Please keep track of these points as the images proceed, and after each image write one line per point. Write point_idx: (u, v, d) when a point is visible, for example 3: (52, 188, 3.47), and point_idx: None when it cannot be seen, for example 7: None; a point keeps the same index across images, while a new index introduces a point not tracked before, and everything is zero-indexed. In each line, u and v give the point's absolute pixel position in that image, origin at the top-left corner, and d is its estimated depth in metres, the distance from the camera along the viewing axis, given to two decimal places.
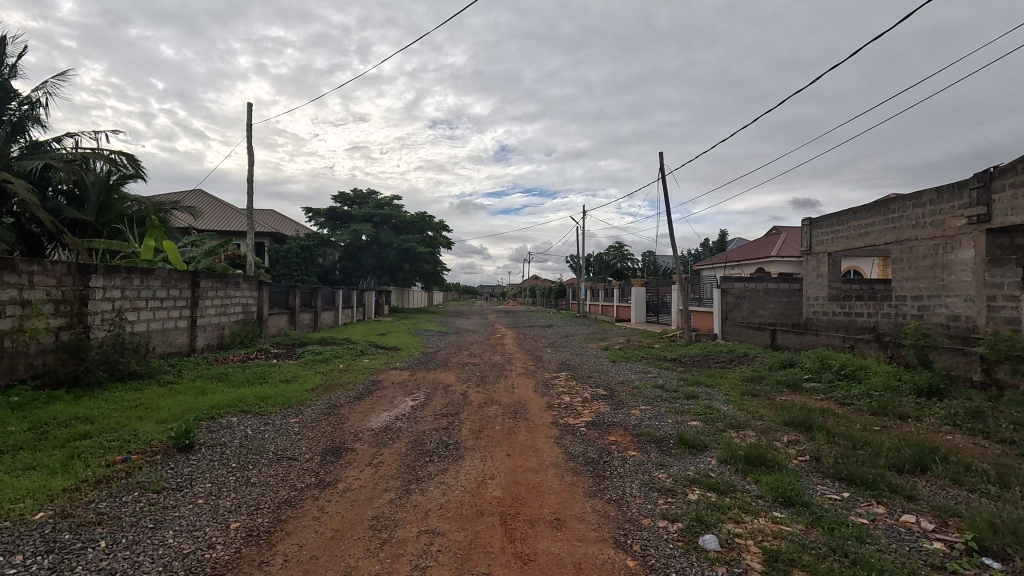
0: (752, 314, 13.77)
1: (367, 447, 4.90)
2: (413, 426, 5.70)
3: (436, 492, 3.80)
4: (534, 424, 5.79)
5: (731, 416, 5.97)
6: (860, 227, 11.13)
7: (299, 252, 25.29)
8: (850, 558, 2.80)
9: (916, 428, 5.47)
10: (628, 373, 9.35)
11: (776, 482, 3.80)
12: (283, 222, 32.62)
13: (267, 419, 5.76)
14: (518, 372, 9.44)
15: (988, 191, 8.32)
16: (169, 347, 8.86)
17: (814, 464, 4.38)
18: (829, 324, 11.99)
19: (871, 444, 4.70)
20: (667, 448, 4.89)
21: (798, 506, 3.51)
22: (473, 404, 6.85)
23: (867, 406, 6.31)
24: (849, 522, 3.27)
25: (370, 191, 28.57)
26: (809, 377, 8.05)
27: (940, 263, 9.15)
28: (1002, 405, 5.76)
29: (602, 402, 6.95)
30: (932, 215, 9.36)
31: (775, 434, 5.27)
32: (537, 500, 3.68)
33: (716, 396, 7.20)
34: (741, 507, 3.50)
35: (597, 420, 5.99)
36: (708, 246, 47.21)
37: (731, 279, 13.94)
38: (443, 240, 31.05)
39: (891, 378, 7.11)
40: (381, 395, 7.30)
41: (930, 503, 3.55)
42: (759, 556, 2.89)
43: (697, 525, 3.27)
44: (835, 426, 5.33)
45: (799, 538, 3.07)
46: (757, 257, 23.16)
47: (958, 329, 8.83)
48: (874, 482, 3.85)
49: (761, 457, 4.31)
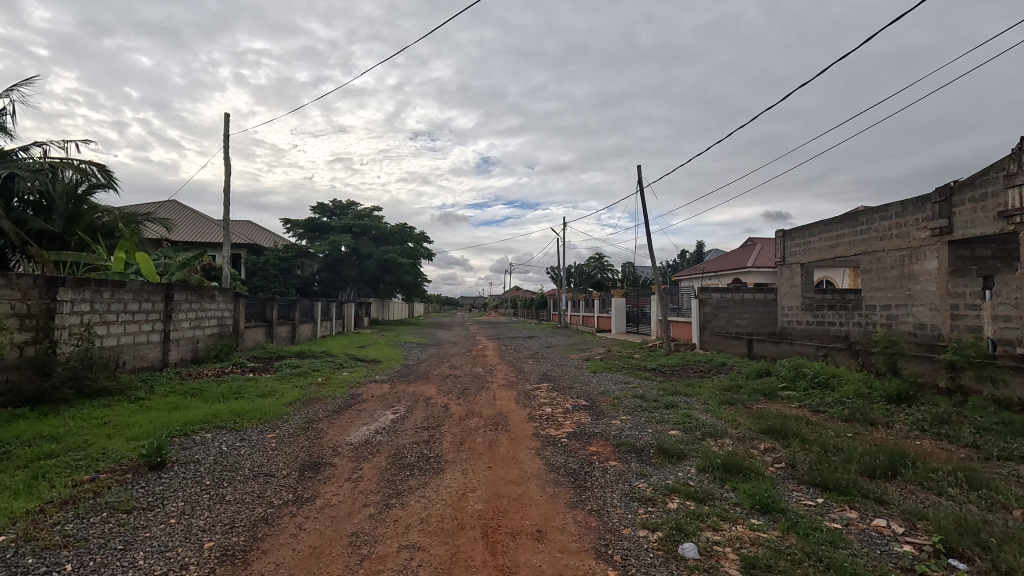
0: (729, 324, 14.05)
1: (346, 462, 4.84)
2: (393, 439, 5.65)
3: (417, 506, 3.77)
4: (515, 435, 5.80)
5: (709, 425, 6.06)
6: (830, 238, 11.47)
7: (276, 265, 24.91)
8: (825, 563, 2.86)
9: (887, 434, 5.63)
10: (608, 384, 9.41)
11: (753, 489, 3.88)
12: (259, 233, 32.15)
13: (242, 435, 5.64)
14: (499, 384, 9.39)
15: (949, 205, 8.67)
16: (141, 362, 8.62)
17: (790, 471, 4.48)
18: (803, 333, 12.30)
19: (842, 450, 4.83)
20: (647, 458, 4.94)
21: (774, 512, 3.58)
22: (455, 416, 6.82)
23: (839, 413, 6.47)
24: (824, 527, 3.34)
25: (351, 202, 28.40)
26: (784, 386, 8.23)
27: (907, 274, 9.48)
28: (966, 411, 6.00)
29: (583, 413, 6.97)
30: (897, 227, 9.71)
31: (752, 442, 5.37)
32: (518, 512, 3.68)
33: (694, 405, 7.32)
34: (719, 515, 3.55)
35: (578, 431, 6.03)
36: (686, 257, 48.13)
37: (709, 289, 14.21)
38: (425, 250, 30.96)
39: (863, 386, 7.29)
40: (360, 409, 7.19)
41: (899, 507, 3.65)
42: (737, 563, 2.94)
43: (677, 534, 3.30)
44: (808, 433, 5.47)
45: (776, 544, 3.13)
46: (734, 268, 23.72)
47: (924, 337, 9.13)
48: (847, 488, 3.95)
49: (739, 466, 4.38)
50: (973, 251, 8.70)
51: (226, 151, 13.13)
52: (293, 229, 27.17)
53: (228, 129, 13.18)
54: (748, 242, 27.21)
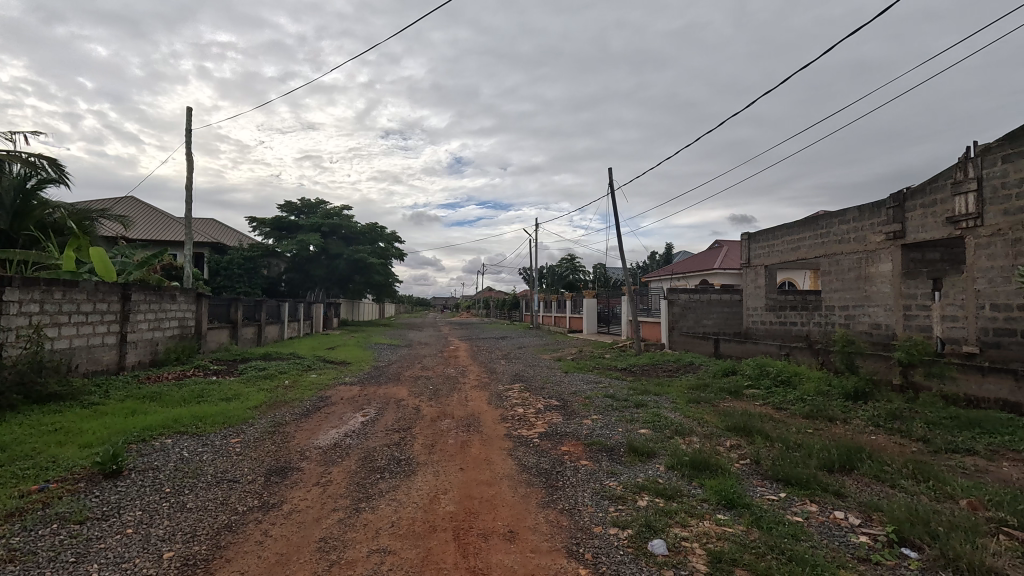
0: (697, 324, 14.37)
1: (314, 466, 4.73)
2: (363, 442, 5.56)
3: (387, 509, 3.72)
4: (487, 436, 5.80)
5: (678, 423, 6.18)
6: (793, 241, 11.87)
7: (241, 264, 24.11)
8: (787, 556, 2.96)
9: (845, 430, 5.86)
10: (580, 384, 9.48)
11: (719, 485, 3.97)
12: (223, 231, 31.15)
13: (205, 440, 5.45)
14: (471, 385, 9.35)
15: (902, 210, 9.10)
16: (96, 365, 8.24)
17: (754, 467, 4.61)
18: (767, 333, 12.68)
19: (803, 446, 5.01)
20: (618, 456, 5.01)
21: (739, 507, 3.68)
22: (427, 418, 6.75)
23: (801, 410, 6.70)
24: (786, 521, 3.46)
25: (320, 201, 27.82)
26: (749, 384, 8.47)
27: (863, 276, 9.89)
28: (918, 407, 6.30)
29: (555, 413, 7.01)
30: (855, 231, 10.12)
31: (719, 440, 5.51)
32: (490, 513, 3.68)
33: (664, 404, 7.46)
34: (687, 511, 3.63)
35: (550, 431, 6.06)
36: (656, 259, 49.00)
37: (677, 290, 14.50)
38: (396, 250, 30.60)
39: (823, 384, 7.57)
40: (329, 411, 7.05)
41: (856, 500, 3.81)
42: (704, 558, 3.01)
43: (646, 531, 3.36)
44: (772, 430, 5.64)
45: (741, 538, 3.22)
46: (701, 269, 24.27)
47: (879, 336, 9.55)
48: (808, 482, 4.09)
49: (706, 462, 4.49)
50: (923, 255, 9.12)
51: (188, 146, 12.67)
52: (259, 228, 26.41)
53: (190, 123, 12.72)
54: (715, 245, 27.89)
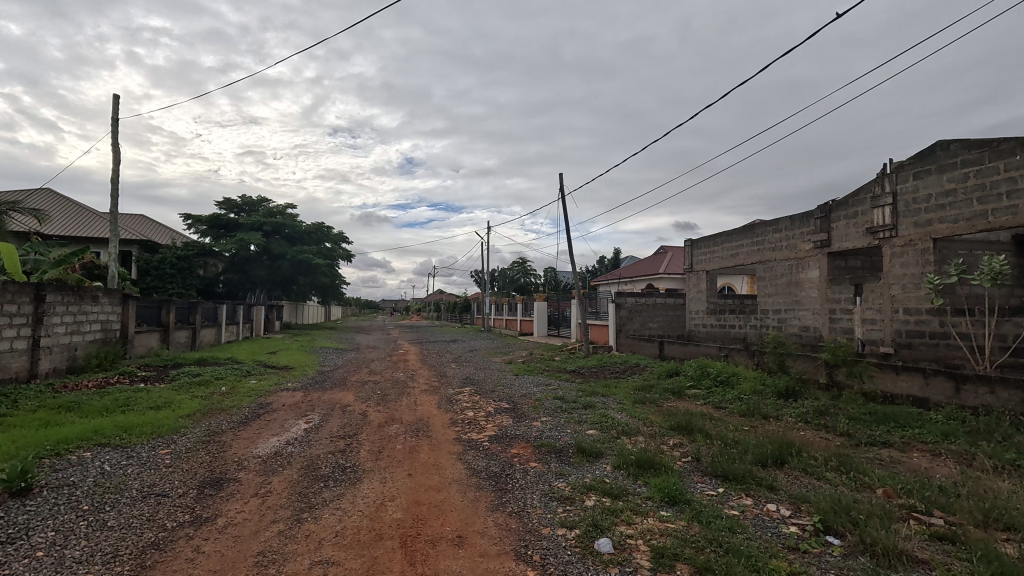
0: (643, 326, 14.83)
1: (252, 476, 4.51)
2: (306, 450, 5.35)
3: (331, 519, 3.60)
4: (436, 441, 5.73)
5: (624, 423, 6.36)
6: (731, 248, 12.49)
7: (175, 263, 22.43)
8: (724, 548, 3.09)
9: (777, 426, 6.22)
10: (530, 387, 9.55)
11: (663, 483, 4.11)
12: (154, 228, 29.19)
13: (130, 452, 5.07)
14: (420, 389, 9.21)
15: (828, 221, 9.78)
16: (2, 373, 7.49)
17: (695, 464, 4.80)
18: (707, 335, 13.27)
19: (740, 442, 5.27)
20: (566, 457, 5.08)
21: (681, 504, 3.82)
22: (374, 423, 6.59)
23: (737, 408, 7.06)
24: (724, 514, 3.62)
25: (262, 199, 26.63)
26: (691, 385, 8.83)
27: (794, 281, 10.54)
28: (841, 403, 6.77)
29: (505, 416, 7.03)
30: (787, 239, 10.78)
31: (662, 439, 5.70)
32: (439, 518, 3.63)
33: (611, 405, 7.64)
34: (632, 509, 3.73)
35: (500, 434, 6.07)
36: (604, 264, 50.19)
37: (625, 294, 14.92)
38: (343, 251, 29.76)
39: (757, 383, 8.00)
40: (269, 419, 6.74)
41: (787, 492, 4.05)
42: (648, 554, 3.10)
43: (593, 530, 3.42)
44: (711, 429, 5.90)
45: (682, 533, 3.34)
46: (647, 274, 25.07)
47: (808, 338, 10.20)
48: (744, 477, 4.31)
49: (650, 461, 4.63)
50: (846, 262, 9.82)
51: (114, 137, 11.80)
52: (195, 226, 24.88)
53: (117, 112, 11.85)
54: (660, 251, 28.89)
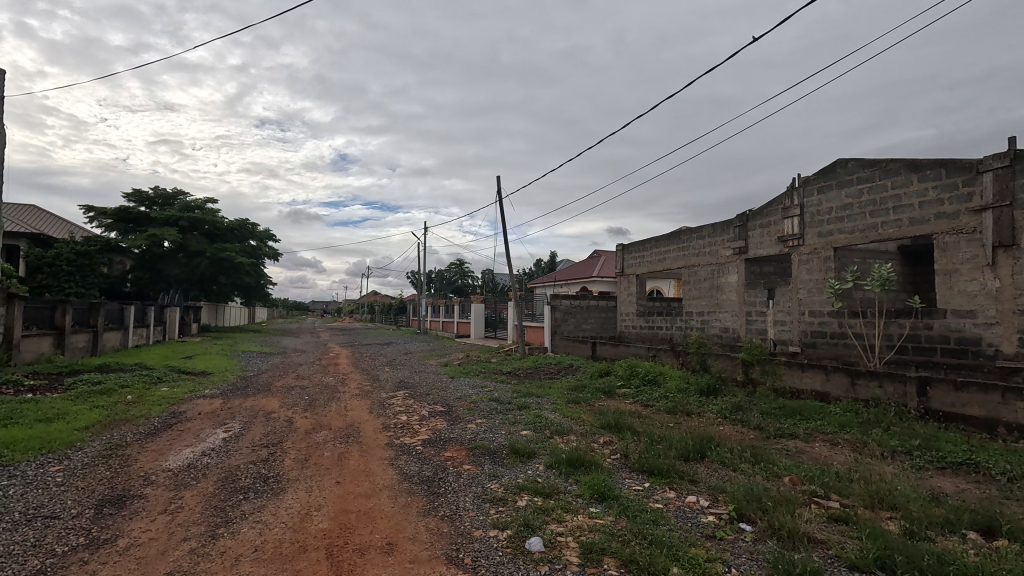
0: (577, 328, 15.22)
1: (161, 491, 4.16)
2: (224, 460, 5.01)
3: (250, 533, 3.39)
4: (367, 447, 5.56)
5: (557, 423, 6.49)
6: (659, 253, 13.11)
7: (72, 256, 19.53)
8: (648, 540, 3.23)
9: (699, 422, 6.60)
10: (465, 389, 9.52)
11: (592, 480, 4.24)
12: (48, 221, 26.27)
13: (13, 470, 4.52)
14: (352, 394, 8.91)
15: (745, 229, 10.50)
16: None
17: (623, 461, 4.98)
18: (637, 336, 13.84)
19: (665, 438, 5.53)
20: (500, 459, 5.10)
21: (609, 499, 3.95)
22: (300, 430, 6.30)
23: (663, 406, 7.41)
24: (649, 508, 3.79)
25: (177, 192, 24.72)
26: (621, 384, 9.16)
27: (715, 285, 11.23)
28: (756, 399, 7.29)
29: (439, 419, 6.95)
30: (709, 246, 11.47)
31: (593, 437, 5.88)
32: (368, 526, 3.53)
33: (545, 406, 7.78)
34: (563, 507, 3.81)
35: (433, 437, 5.99)
36: (541, 266, 50.98)
37: (560, 296, 15.23)
38: (270, 250, 28.24)
39: (682, 382, 8.45)
40: (183, 429, 6.26)
41: (706, 484, 4.30)
42: (577, 550, 3.17)
43: (525, 529, 3.46)
44: (639, 426, 6.15)
45: (610, 528, 3.45)
46: (582, 277, 25.76)
47: (727, 338, 10.90)
48: (667, 471, 4.53)
49: (581, 459, 4.75)
50: (760, 268, 10.60)
51: None
52: (100, 219, 22.79)
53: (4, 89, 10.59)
54: (594, 255, 29.76)
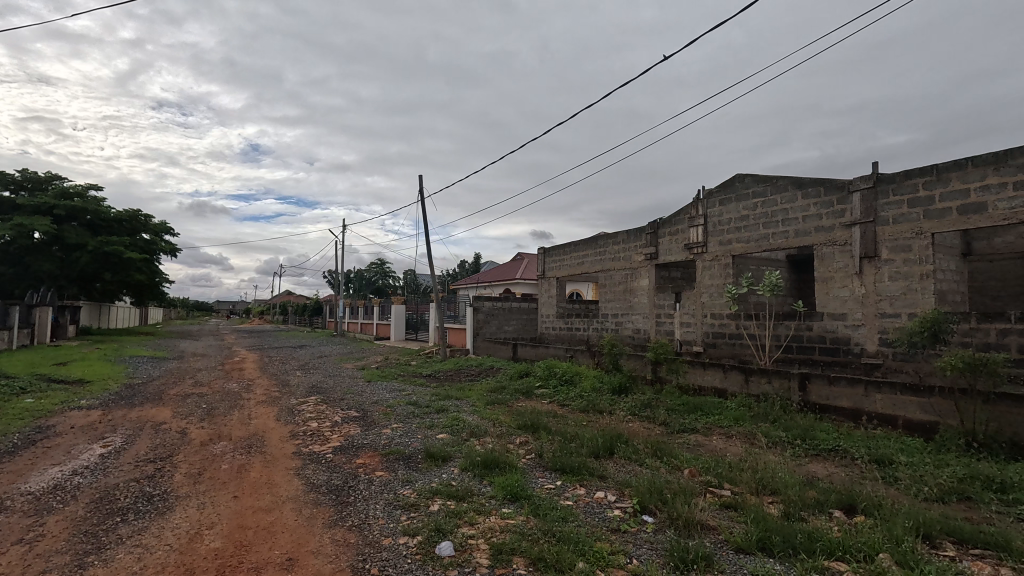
0: (498, 330, 15.32)
1: (16, 519, 3.63)
2: (100, 479, 4.48)
3: (127, 559, 3.06)
4: (271, 457, 5.23)
5: (474, 425, 6.48)
6: (578, 257, 13.54)
7: None
8: (557, 537, 3.32)
9: (610, 420, 6.88)
10: (382, 393, 9.24)
11: (506, 481, 4.27)
12: None
13: None
14: (257, 401, 8.33)
15: (656, 236, 11.14)
16: None
17: (538, 460, 5.08)
18: (556, 338, 14.19)
19: (577, 437, 5.71)
20: (414, 464, 5.00)
21: (521, 499, 4.01)
22: (195, 442, 5.78)
23: (578, 405, 7.65)
24: (559, 505, 3.89)
25: (52, 176, 21.82)
26: (539, 385, 9.35)
27: (629, 289, 11.79)
28: (662, 397, 7.74)
29: (353, 425, 6.69)
30: (624, 251, 12.03)
31: (509, 438, 5.94)
32: (266, 542, 3.31)
33: (463, 408, 7.74)
34: (476, 510, 3.81)
35: (345, 444, 5.75)
36: (465, 268, 50.84)
37: (482, 298, 15.26)
38: (166, 244, 25.74)
39: (596, 381, 8.78)
40: (49, 445, 5.51)
41: (614, 479, 4.49)
42: (487, 552, 3.18)
43: (436, 535, 3.41)
44: (554, 425, 6.31)
45: (521, 528, 3.50)
46: (505, 279, 25.99)
47: (639, 339, 11.48)
48: (578, 468, 4.68)
49: (496, 461, 4.78)
50: (669, 273, 11.28)
51: None
52: None
53: None
54: (517, 257, 30.17)
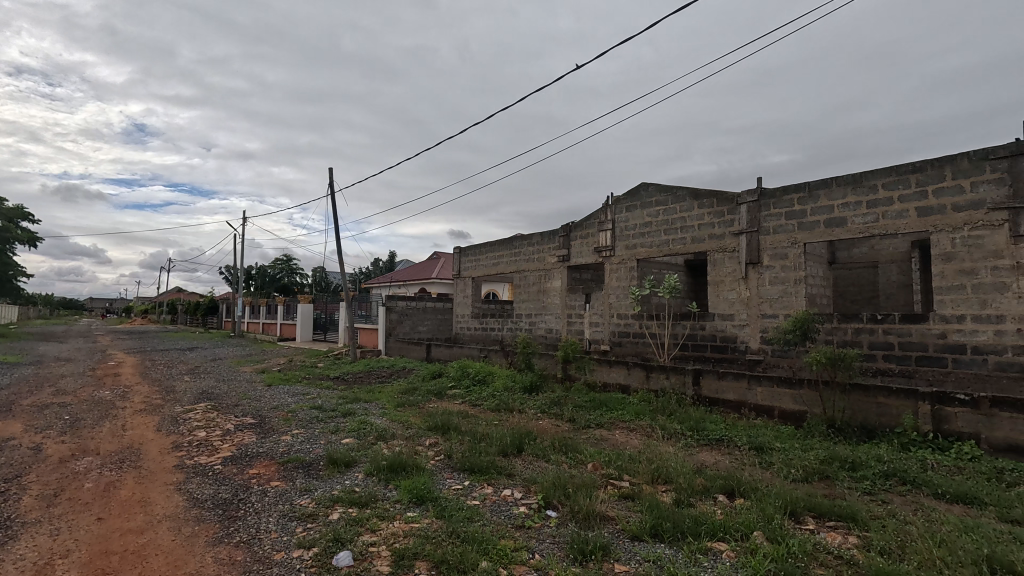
0: (412, 330, 15.01)
1: None
2: None
3: None
4: (148, 472, 4.70)
5: (382, 428, 6.28)
6: (494, 257, 13.64)
7: None
8: (461, 538, 3.29)
9: (521, 418, 6.99)
10: (283, 397, 8.67)
11: (412, 484, 4.17)
12: None
13: None
14: (134, 409, 7.46)
15: (568, 239, 11.51)
16: None
17: (446, 461, 5.03)
18: (471, 337, 14.19)
19: (488, 436, 5.73)
20: (315, 471, 4.74)
21: (427, 502, 3.94)
22: (52, 459, 5.05)
23: (490, 405, 7.69)
24: (465, 506, 3.86)
25: None
26: (452, 385, 9.28)
27: (542, 290, 12.08)
28: (571, 394, 8.00)
29: (248, 433, 6.21)
30: (538, 253, 12.30)
31: (419, 440, 5.83)
32: (134, 567, 2.96)
33: (372, 411, 7.48)
34: (379, 516, 3.68)
35: (237, 453, 5.32)
36: (379, 266, 49.27)
37: (395, 298, 14.87)
38: (22, 231, 22.29)
39: (508, 380, 8.88)
40: None
41: (521, 477, 4.56)
42: (388, 559, 3.09)
43: (333, 545, 3.24)
44: (465, 426, 6.29)
45: (425, 531, 3.43)
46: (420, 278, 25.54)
47: (551, 339, 11.79)
48: (487, 467, 4.69)
49: (403, 464, 4.66)
50: (580, 275, 11.70)
51: None
52: None
53: None
54: (433, 256, 29.78)
